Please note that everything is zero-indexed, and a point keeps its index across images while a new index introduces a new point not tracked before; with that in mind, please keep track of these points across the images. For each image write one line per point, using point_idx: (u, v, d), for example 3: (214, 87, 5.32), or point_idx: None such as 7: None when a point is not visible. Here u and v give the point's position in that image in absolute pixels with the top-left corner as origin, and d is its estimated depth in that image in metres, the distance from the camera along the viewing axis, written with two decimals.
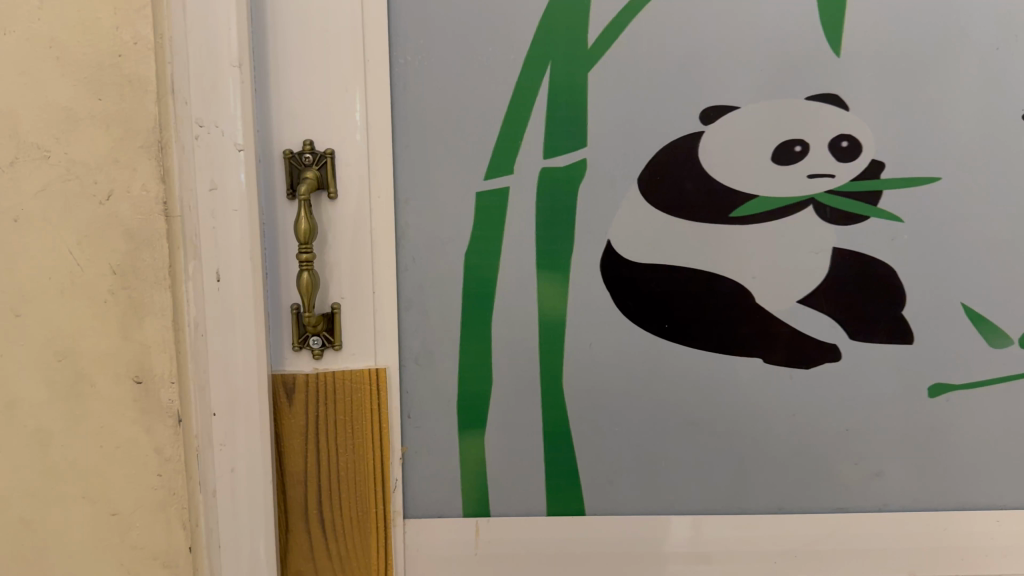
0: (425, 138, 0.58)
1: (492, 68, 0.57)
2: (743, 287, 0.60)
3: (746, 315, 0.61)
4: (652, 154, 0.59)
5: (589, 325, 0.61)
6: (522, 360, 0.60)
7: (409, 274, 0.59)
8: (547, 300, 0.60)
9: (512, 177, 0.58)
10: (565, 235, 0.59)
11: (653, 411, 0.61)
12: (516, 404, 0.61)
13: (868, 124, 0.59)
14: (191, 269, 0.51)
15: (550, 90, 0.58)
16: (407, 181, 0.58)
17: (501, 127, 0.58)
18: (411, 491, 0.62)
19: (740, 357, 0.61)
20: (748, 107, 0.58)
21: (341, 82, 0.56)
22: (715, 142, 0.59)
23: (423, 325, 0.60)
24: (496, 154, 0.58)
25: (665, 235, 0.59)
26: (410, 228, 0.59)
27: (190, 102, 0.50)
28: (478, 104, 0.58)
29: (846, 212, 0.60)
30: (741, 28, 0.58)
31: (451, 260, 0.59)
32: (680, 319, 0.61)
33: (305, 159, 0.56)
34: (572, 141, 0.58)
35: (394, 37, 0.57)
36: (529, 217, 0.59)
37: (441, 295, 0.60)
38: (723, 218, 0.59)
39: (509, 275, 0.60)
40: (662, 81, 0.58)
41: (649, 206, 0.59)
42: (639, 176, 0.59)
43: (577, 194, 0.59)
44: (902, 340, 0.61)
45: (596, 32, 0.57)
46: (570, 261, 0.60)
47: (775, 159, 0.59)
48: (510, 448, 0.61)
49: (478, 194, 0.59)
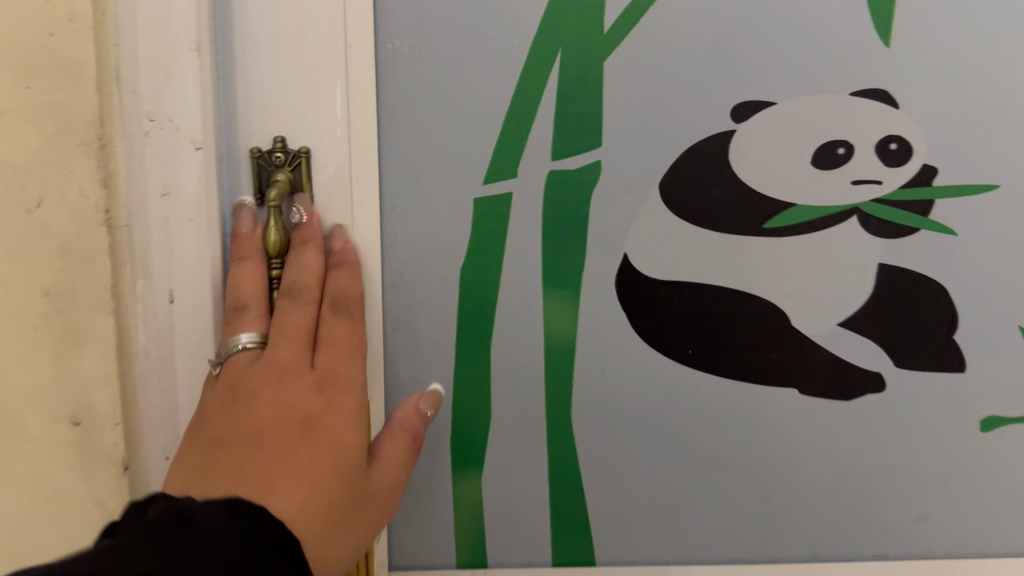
0: (416, 137, 0.51)
1: (493, 56, 0.50)
2: (776, 308, 0.53)
3: (778, 341, 0.54)
4: (675, 156, 0.52)
5: (601, 350, 0.54)
6: (524, 386, 0.54)
7: (396, 291, 0.52)
8: (553, 321, 0.53)
9: (514, 182, 0.51)
10: (575, 247, 0.52)
11: (672, 447, 0.55)
12: (517, 438, 0.54)
13: (919, 125, 0.52)
14: (139, 289, 0.44)
15: (559, 82, 0.50)
16: (395, 186, 0.51)
17: (503, 124, 0.51)
18: (396, 538, 0.55)
19: (772, 387, 0.54)
20: (784, 104, 0.51)
21: (319, 71, 0.48)
22: (747, 143, 0.52)
23: (413, 350, 0.53)
24: (497, 154, 0.51)
25: (687, 249, 0.53)
26: (398, 238, 0.52)
27: (138, 92, 0.42)
28: (477, 97, 0.50)
29: (894, 223, 0.52)
30: (777, 13, 0.50)
31: (445, 277, 0.52)
32: (704, 343, 0.54)
33: (276, 160, 0.48)
34: (584, 141, 0.51)
35: (380, 20, 0.49)
36: (534, 228, 0.52)
37: (434, 316, 0.53)
38: (755, 229, 0.52)
39: (510, 293, 0.53)
40: (687, 74, 0.51)
41: (671, 215, 0.52)
42: (660, 182, 0.52)
43: (589, 200, 0.52)
44: (953, 368, 0.54)
45: (613, 17, 0.50)
46: (579, 278, 0.53)
47: (815, 163, 0.52)
48: (509, 489, 0.55)
49: (476, 200, 0.51)
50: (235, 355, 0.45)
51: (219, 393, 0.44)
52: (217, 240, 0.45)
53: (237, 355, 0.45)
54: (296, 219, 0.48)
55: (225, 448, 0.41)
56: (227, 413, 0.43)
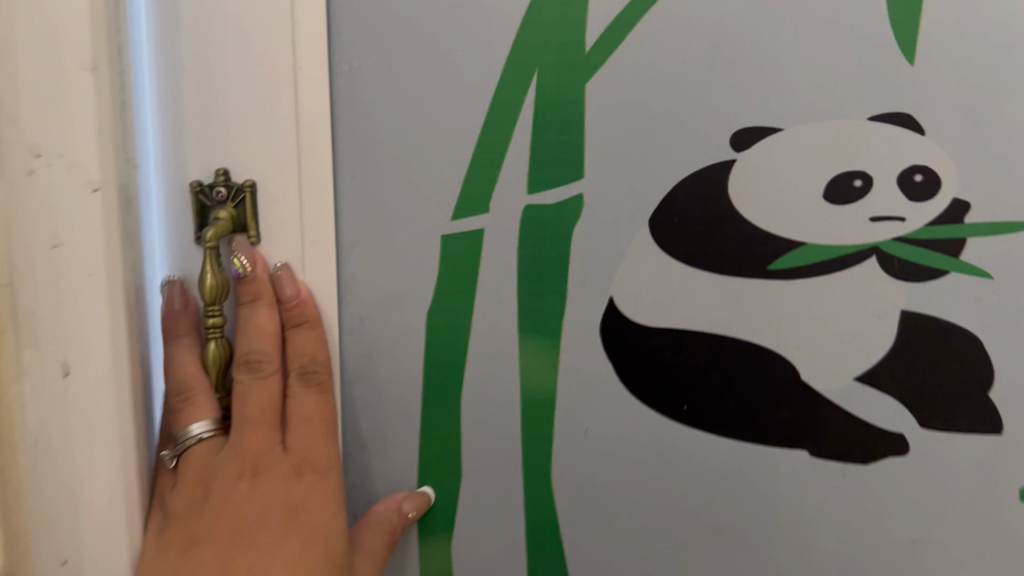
0: (376, 168, 0.45)
1: (461, 77, 0.44)
2: (784, 359, 0.47)
3: (786, 396, 0.48)
4: (668, 188, 0.46)
5: (584, 405, 0.48)
6: (497, 443, 0.48)
7: (355, 339, 0.47)
8: (531, 373, 0.47)
9: (487, 218, 0.46)
10: (555, 290, 0.46)
11: (665, 514, 0.49)
12: (489, 501, 0.49)
13: (950, 154, 0.45)
14: (26, 361, 0.38)
15: (536, 106, 0.45)
16: (352, 223, 0.46)
17: (473, 154, 0.45)
18: None
19: (778, 449, 0.48)
20: (790, 130, 0.45)
21: (264, 94, 0.43)
22: (749, 174, 0.46)
23: (374, 404, 0.48)
24: (466, 188, 0.45)
25: (682, 292, 0.47)
26: (356, 281, 0.46)
27: (21, 125, 0.37)
28: (444, 124, 0.45)
29: (919, 265, 0.46)
30: (782, 28, 0.45)
31: (409, 323, 0.47)
32: (702, 399, 0.48)
33: (216, 195, 0.43)
34: (564, 172, 0.45)
35: (335, 38, 0.44)
36: (508, 268, 0.46)
37: (397, 367, 0.47)
38: (758, 271, 0.46)
39: (482, 340, 0.47)
40: (680, 96, 0.45)
41: (663, 254, 0.46)
42: (651, 217, 0.46)
43: (570, 237, 0.46)
44: (987, 430, 0.48)
45: (596, 33, 0.44)
46: (560, 324, 0.47)
47: (827, 197, 0.46)
48: (482, 557, 0.49)
49: (444, 238, 0.46)
50: (191, 448, 0.41)
51: (186, 491, 0.41)
52: (131, 299, 0.39)
53: (194, 447, 0.42)
54: (239, 272, 0.43)
55: (212, 547, 0.41)
56: (200, 512, 0.41)
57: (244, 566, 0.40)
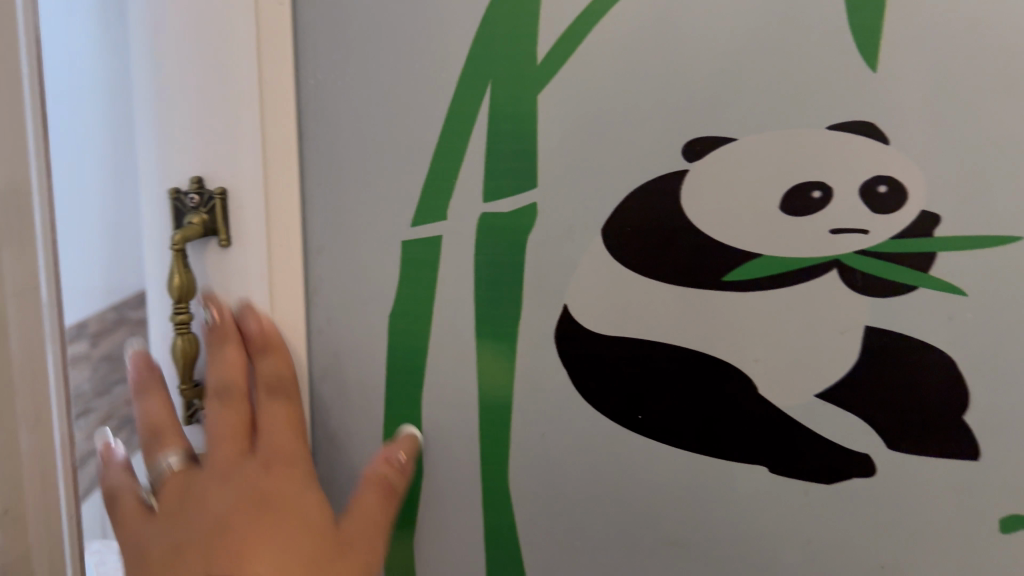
0: (341, 176, 0.48)
1: (419, 90, 0.46)
2: (742, 373, 0.46)
3: (745, 411, 0.47)
4: (622, 197, 0.46)
5: (540, 410, 0.48)
6: (456, 443, 0.50)
7: (323, 338, 0.50)
8: (488, 376, 0.49)
9: (444, 225, 0.47)
10: (510, 297, 0.47)
11: (623, 521, 0.49)
12: (448, 498, 0.50)
13: (916, 163, 0.43)
14: None
15: (490, 116, 0.46)
16: (319, 228, 0.48)
17: (431, 163, 0.47)
18: None
19: (737, 463, 0.47)
20: (746, 139, 0.44)
21: (230, 105, 0.45)
22: (702, 184, 0.45)
23: (339, 400, 0.50)
24: (424, 196, 0.47)
25: (636, 303, 0.47)
26: (323, 283, 0.49)
27: None
28: (404, 134, 0.47)
29: (883, 280, 0.44)
30: (738, 34, 0.43)
31: (373, 325, 0.49)
32: (658, 409, 0.48)
33: (189, 200, 0.46)
34: (518, 180, 0.46)
35: (302, 52, 0.46)
36: (465, 274, 0.47)
37: (361, 366, 0.50)
38: (711, 282, 0.46)
39: (441, 343, 0.49)
40: (634, 105, 0.45)
41: (617, 264, 0.46)
42: (605, 226, 0.46)
43: (525, 245, 0.47)
44: (962, 455, 0.45)
45: (548, 44, 0.45)
46: (515, 330, 0.48)
47: (784, 208, 0.45)
48: (447, 550, 0.51)
49: (404, 244, 0.48)
50: (167, 479, 0.41)
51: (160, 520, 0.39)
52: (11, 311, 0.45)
53: (166, 477, 0.41)
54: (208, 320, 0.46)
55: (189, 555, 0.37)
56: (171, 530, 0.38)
57: (228, 550, 0.36)
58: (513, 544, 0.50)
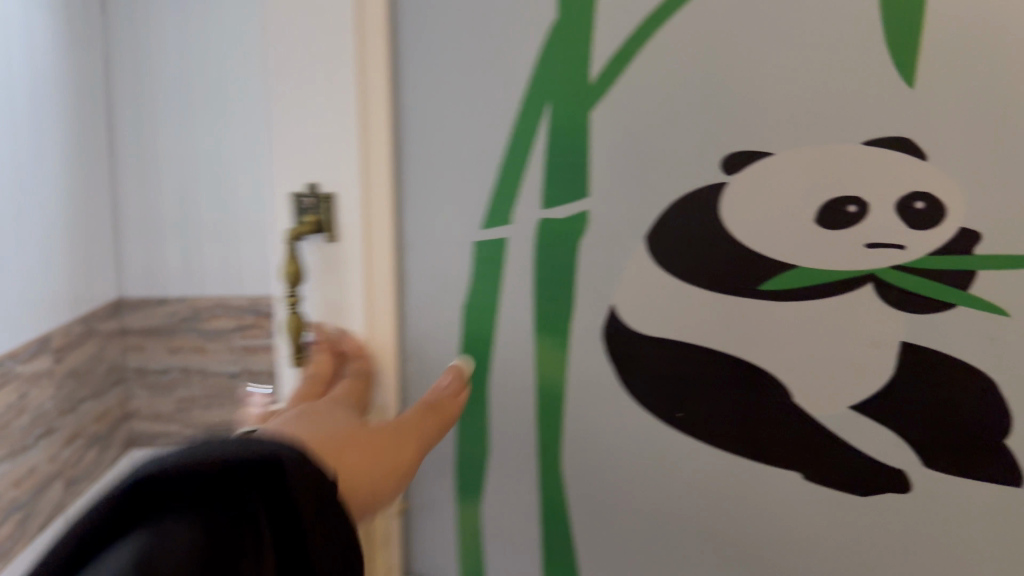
0: (429, 176, 0.51)
1: (489, 100, 0.49)
2: (776, 379, 0.47)
3: (779, 417, 0.47)
4: (665, 205, 0.47)
5: (585, 405, 0.50)
6: (513, 430, 0.52)
7: (415, 323, 0.53)
8: (543, 370, 0.51)
9: (508, 229, 0.50)
10: (566, 293, 0.50)
11: (659, 517, 0.50)
12: (508, 481, 0.53)
13: (954, 179, 0.43)
14: None
15: (549, 129, 0.48)
16: (412, 222, 0.52)
17: (498, 169, 0.49)
18: (413, 554, 0.56)
19: (772, 469, 0.48)
20: (783, 154, 0.45)
21: (332, 110, 0.50)
22: (740, 196, 0.46)
23: (425, 384, 0.54)
24: (495, 199, 0.50)
25: (678, 306, 0.48)
26: (412, 274, 0.53)
27: None
28: (477, 142, 0.49)
29: (921, 297, 0.44)
30: (777, 51, 0.44)
31: (450, 316, 0.52)
32: (697, 410, 0.49)
33: (304, 202, 0.51)
34: (573, 190, 0.48)
35: (403, 62, 0.50)
36: (524, 273, 0.50)
37: (443, 353, 0.53)
38: (748, 291, 0.46)
39: (507, 336, 0.51)
40: (676, 119, 0.46)
41: (659, 269, 0.48)
42: (648, 232, 0.48)
43: (577, 247, 0.49)
44: (1002, 478, 0.44)
45: (602, 61, 0.47)
46: (568, 329, 0.50)
47: (820, 222, 0.45)
48: (506, 529, 0.54)
49: (476, 243, 0.51)
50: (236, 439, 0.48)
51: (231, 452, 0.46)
52: None
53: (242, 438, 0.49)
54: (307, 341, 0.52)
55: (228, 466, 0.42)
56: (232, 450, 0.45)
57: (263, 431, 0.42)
58: (564, 531, 0.52)
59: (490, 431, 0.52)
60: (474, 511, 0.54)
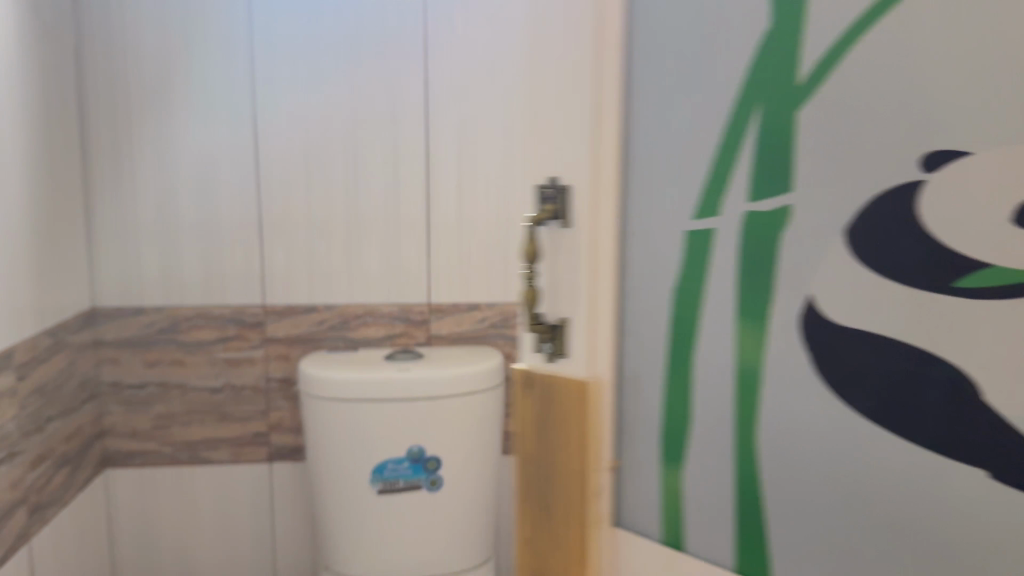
0: (652, 179, 0.69)
1: (711, 115, 0.64)
2: (966, 377, 0.51)
3: (968, 415, 0.51)
4: (869, 196, 0.54)
5: (788, 379, 0.60)
6: (720, 404, 0.66)
7: (632, 297, 0.72)
8: (744, 347, 0.63)
9: (717, 220, 0.64)
10: (766, 287, 0.61)
11: (852, 493, 0.57)
12: (711, 448, 0.67)
13: None
14: None
15: (760, 136, 0.60)
16: (636, 213, 0.70)
17: (710, 169, 0.64)
18: (625, 499, 0.75)
19: (964, 465, 0.52)
20: (981, 155, 0.49)
21: (581, 134, 0.73)
22: (942, 197, 0.51)
23: (638, 344, 0.72)
24: (708, 197, 0.64)
25: (882, 302, 0.54)
26: (634, 258, 0.71)
27: None
28: (698, 147, 0.65)
29: None
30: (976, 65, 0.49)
31: (662, 293, 0.69)
32: (891, 398, 0.55)
33: (547, 195, 0.75)
34: (777, 185, 0.59)
35: (635, 91, 0.69)
36: (732, 256, 0.63)
37: (652, 316, 0.70)
38: (946, 286, 0.51)
39: (713, 311, 0.65)
40: (877, 123, 0.54)
41: (861, 267, 0.55)
42: (851, 226, 0.55)
43: (780, 238, 0.59)
44: None
45: (808, 69, 0.57)
46: (771, 314, 0.61)
47: (1019, 222, 0.47)
48: (707, 484, 0.68)
49: (687, 233, 0.66)
50: None
51: None
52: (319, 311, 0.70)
53: None
54: None
55: None
56: None
57: None
58: (757, 494, 0.64)
59: (694, 406, 0.68)
60: (677, 476, 0.71)
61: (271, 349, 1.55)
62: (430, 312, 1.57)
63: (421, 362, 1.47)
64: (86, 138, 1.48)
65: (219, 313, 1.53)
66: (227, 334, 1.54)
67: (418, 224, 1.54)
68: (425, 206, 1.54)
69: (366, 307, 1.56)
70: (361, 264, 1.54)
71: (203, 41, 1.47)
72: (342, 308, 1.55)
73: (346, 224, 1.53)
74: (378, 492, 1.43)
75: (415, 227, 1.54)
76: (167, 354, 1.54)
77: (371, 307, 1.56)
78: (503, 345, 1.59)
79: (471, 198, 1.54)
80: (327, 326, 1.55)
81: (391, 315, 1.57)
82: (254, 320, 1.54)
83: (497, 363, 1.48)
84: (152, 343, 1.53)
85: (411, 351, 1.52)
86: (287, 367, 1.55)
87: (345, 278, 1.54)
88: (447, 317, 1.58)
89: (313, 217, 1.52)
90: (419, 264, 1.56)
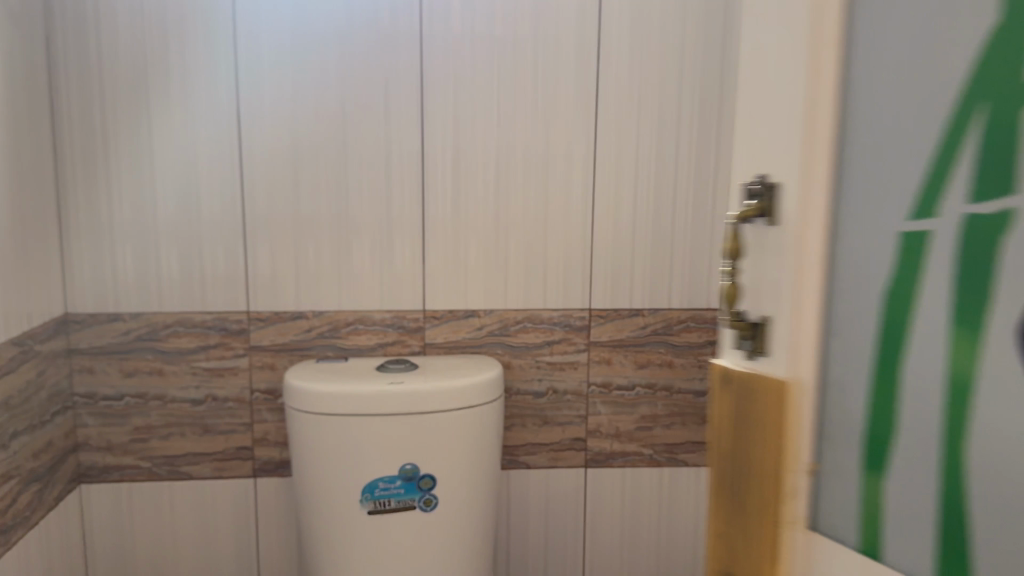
0: (868, 165, 0.59)
1: (941, 97, 0.54)
2: None
3: None
4: None
5: (1004, 397, 0.52)
6: (930, 415, 0.57)
7: (845, 294, 0.62)
8: (959, 358, 0.54)
9: (936, 222, 0.55)
10: (986, 291, 0.52)
11: None
12: (917, 463, 0.58)
13: None
14: None
15: (985, 126, 0.51)
16: (851, 200, 0.60)
17: (936, 159, 0.55)
18: (820, 502, 0.66)
19: None
20: None
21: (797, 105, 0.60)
22: None
23: (846, 343, 0.62)
24: (927, 191, 0.55)
25: None
26: (845, 251, 0.61)
27: None
28: (926, 131, 0.55)
29: None
30: None
31: (873, 290, 0.60)
32: None
33: (756, 190, 0.63)
34: (1004, 185, 0.50)
35: (854, 63, 0.59)
36: (951, 259, 0.54)
37: (863, 317, 0.61)
38: None
39: (928, 314, 0.56)
40: None
41: None
42: None
43: (1001, 248, 0.51)
44: None
45: None
46: (988, 324, 0.52)
47: None
48: (906, 497, 0.60)
49: (901, 232, 0.58)
50: None
51: None
52: None
53: None
54: None
55: None
56: None
57: None
58: (961, 506, 0.55)
59: (902, 419, 0.59)
60: (880, 487, 0.62)
61: (255, 359, 1.46)
62: (425, 320, 1.48)
63: (414, 374, 1.38)
64: (57, 138, 1.38)
65: (200, 320, 1.45)
66: (208, 342, 1.45)
67: (413, 226, 1.46)
68: (420, 207, 1.45)
69: (357, 314, 1.47)
70: (351, 269, 1.45)
71: (178, 33, 1.38)
72: (331, 315, 1.46)
73: (335, 226, 1.44)
74: (369, 513, 1.34)
75: (409, 230, 1.46)
76: (145, 364, 1.45)
77: (363, 314, 1.47)
78: (502, 354, 1.51)
79: (466, 198, 1.46)
80: (315, 334, 1.46)
81: (384, 323, 1.48)
82: (237, 328, 1.45)
83: (496, 374, 1.39)
84: (130, 352, 1.44)
85: (405, 360, 1.44)
86: (273, 378, 1.47)
87: (334, 283, 1.46)
88: (443, 324, 1.49)
89: (299, 218, 1.43)
90: (413, 268, 1.47)
